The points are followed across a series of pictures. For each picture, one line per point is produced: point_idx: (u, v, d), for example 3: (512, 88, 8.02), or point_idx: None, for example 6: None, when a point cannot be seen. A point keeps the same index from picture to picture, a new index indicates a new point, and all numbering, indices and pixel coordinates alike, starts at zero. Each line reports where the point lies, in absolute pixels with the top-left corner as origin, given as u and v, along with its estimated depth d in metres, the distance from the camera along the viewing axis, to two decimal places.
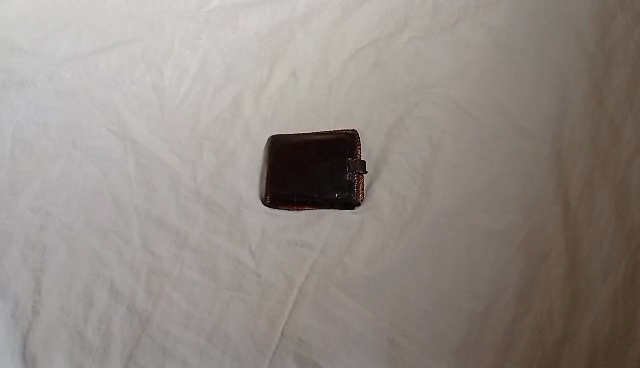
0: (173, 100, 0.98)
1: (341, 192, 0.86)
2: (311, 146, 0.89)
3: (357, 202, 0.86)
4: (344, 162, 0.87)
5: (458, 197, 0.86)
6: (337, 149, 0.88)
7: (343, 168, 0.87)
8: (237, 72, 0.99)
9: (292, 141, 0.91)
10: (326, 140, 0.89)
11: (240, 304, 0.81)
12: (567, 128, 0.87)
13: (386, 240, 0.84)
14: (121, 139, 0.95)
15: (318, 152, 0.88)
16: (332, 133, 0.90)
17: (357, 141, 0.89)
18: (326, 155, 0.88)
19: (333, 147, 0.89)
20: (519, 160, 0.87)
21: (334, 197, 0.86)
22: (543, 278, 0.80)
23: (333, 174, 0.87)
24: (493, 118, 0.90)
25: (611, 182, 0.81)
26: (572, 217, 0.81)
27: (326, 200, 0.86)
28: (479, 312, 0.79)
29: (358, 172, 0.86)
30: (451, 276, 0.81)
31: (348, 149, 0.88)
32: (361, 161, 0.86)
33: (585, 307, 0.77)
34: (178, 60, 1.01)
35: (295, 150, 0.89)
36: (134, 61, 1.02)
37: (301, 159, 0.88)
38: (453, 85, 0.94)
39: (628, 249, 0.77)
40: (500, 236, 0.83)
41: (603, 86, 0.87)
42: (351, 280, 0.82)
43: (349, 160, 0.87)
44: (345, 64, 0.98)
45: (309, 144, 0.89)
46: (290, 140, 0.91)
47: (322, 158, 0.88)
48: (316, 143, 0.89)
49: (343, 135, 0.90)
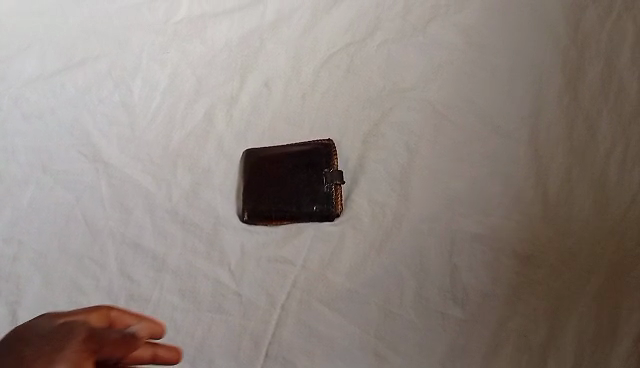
0: (144, 117, 0.96)
1: (319, 204, 0.86)
2: (287, 158, 0.89)
3: (336, 213, 0.86)
4: (320, 173, 0.88)
5: (438, 202, 0.85)
6: (313, 159, 0.89)
7: (320, 180, 0.87)
8: (208, 85, 0.97)
9: (268, 154, 0.90)
10: (301, 151, 0.89)
11: (222, 326, 0.81)
12: (544, 126, 0.87)
13: (367, 251, 0.83)
14: (92, 161, 0.93)
15: (294, 164, 0.89)
16: (308, 143, 0.90)
17: (334, 150, 0.89)
18: (302, 167, 0.88)
19: (309, 158, 0.89)
20: (498, 161, 0.86)
21: (312, 210, 0.86)
22: (525, 280, 0.79)
23: (310, 185, 0.87)
24: (469, 119, 0.89)
25: (589, 180, 0.82)
26: (552, 217, 0.81)
27: (304, 213, 0.86)
28: (465, 318, 0.78)
29: (336, 182, 0.87)
30: (434, 283, 0.80)
31: (325, 159, 0.89)
32: (338, 171, 0.87)
33: (570, 308, 0.77)
34: (147, 75, 0.99)
35: (271, 163, 0.89)
36: (102, 78, 0.99)
37: (278, 172, 0.89)
38: (428, 87, 0.93)
39: (608, 247, 0.78)
40: (482, 239, 0.82)
41: (577, 84, 0.88)
42: (333, 294, 0.81)
43: (326, 170, 0.88)
44: (318, 70, 0.97)
45: (285, 156, 0.89)
46: (266, 153, 0.91)
47: (299, 169, 0.88)
48: (292, 155, 0.89)
49: (318, 144, 0.90)
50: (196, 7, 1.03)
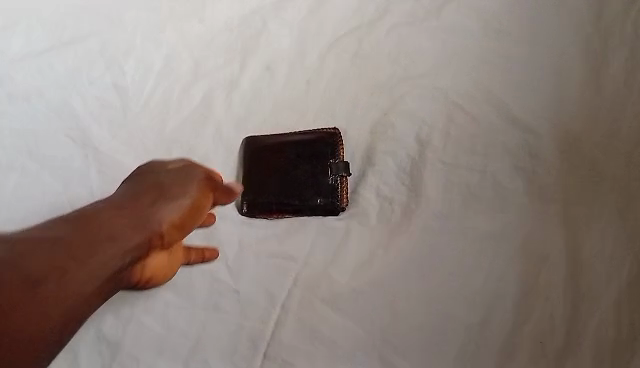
0: (137, 100, 0.90)
1: (324, 197, 0.82)
2: (290, 147, 0.84)
3: (341, 207, 0.82)
4: (325, 164, 0.83)
5: (449, 198, 0.80)
6: (317, 149, 0.84)
7: (326, 171, 0.83)
8: (206, 68, 0.91)
9: (269, 141, 0.85)
10: (305, 140, 0.84)
11: (218, 325, 0.76)
12: (563, 119, 0.82)
13: (374, 248, 0.79)
14: (81, 146, 0.87)
15: (297, 154, 0.84)
16: (312, 131, 0.85)
17: (340, 140, 0.84)
18: (306, 157, 0.84)
19: (313, 147, 0.84)
20: (514, 155, 0.81)
21: (316, 203, 0.82)
22: (543, 282, 0.74)
23: (313, 178, 0.83)
24: (484, 109, 0.84)
25: (612, 177, 0.77)
26: (572, 215, 0.76)
27: (308, 207, 0.82)
28: (478, 322, 0.74)
29: (342, 174, 0.82)
30: (445, 284, 0.76)
31: (330, 150, 0.84)
32: (345, 162, 0.82)
33: (589, 313, 0.72)
34: (142, 56, 0.92)
35: (273, 152, 0.84)
36: (93, 58, 0.93)
37: (280, 162, 0.84)
38: (441, 74, 0.87)
39: (630, 249, 0.73)
40: (496, 238, 0.77)
41: (599, 75, 0.83)
42: (337, 294, 0.76)
43: (331, 162, 0.83)
44: (323, 55, 0.91)
45: (287, 145, 0.84)
46: (266, 140, 0.85)
47: (303, 160, 0.84)
48: (295, 144, 0.84)
49: (323, 133, 0.84)
50: None
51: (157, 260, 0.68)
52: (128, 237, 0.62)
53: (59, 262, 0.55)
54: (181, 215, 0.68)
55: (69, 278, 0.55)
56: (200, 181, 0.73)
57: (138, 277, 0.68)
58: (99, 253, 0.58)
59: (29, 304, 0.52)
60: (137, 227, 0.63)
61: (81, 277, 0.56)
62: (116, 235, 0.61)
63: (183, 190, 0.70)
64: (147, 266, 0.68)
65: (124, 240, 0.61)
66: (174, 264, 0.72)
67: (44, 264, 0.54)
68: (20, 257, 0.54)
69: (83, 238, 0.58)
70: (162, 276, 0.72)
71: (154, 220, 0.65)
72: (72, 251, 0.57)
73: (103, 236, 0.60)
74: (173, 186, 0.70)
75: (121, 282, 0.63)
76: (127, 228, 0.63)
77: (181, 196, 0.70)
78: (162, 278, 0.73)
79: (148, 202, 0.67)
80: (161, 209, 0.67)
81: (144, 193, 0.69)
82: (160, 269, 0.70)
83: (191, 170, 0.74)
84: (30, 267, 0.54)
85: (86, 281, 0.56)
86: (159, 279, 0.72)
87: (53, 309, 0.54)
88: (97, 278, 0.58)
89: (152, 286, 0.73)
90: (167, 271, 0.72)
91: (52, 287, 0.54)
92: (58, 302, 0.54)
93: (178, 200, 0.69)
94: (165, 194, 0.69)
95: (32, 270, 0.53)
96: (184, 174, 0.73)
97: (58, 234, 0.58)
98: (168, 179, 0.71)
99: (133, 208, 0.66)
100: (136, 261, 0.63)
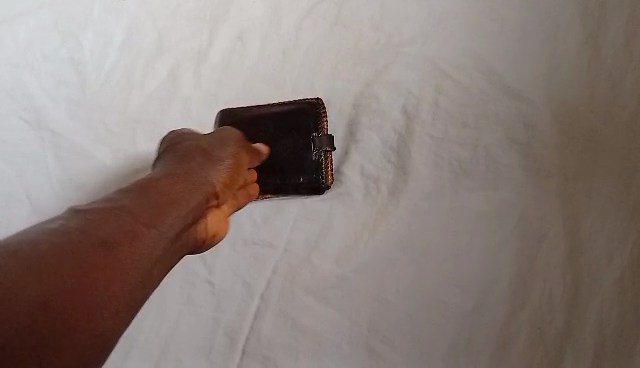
0: (97, 76, 0.82)
1: (309, 174, 0.74)
2: (269, 121, 0.76)
3: (326, 185, 0.75)
4: (309, 138, 0.75)
5: (439, 176, 0.74)
6: (299, 121, 0.76)
7: (309, 146, 0.75)
8: (172, 39, 0.83)
9: (247, 114, 0.77)
10: (286, 112, 0.76)
11: (192, 320, 0.72)
12: (560, 88, 0.75)
13: (359, 232, 0.73)
14: (36, 129, 0.80)
15: (278, 128, 0.76)
16: (293, 102, 0.77)
17: (324, 111, 0.76)
18: (288, 130, 0.76)
19: (295, 119, 0.76)
20: (508, 128, 0.75)
21: (300, 181, 0.74)
22: (540, 263, 0.69)
23: (296, 153, 0.75)
24: (476, 78, 0.77)
25: (613, 148, 0.72)
26: (571, 191, 0.71)
27: (290, 185, 0.74)
28: (470, 308, 0.69)
29: (327, 149, 0.75)
30: (434, 268, 0.71)
31: (313, 121, 0.76)
32: (329, 136, 0.75)
33: (590, 294, 0.67)
34: (100, 28, 0.84)
35: (251, 126, 0.76)
36: (46, 31, 0.84)
37: (260, 137, 0.76)
38: (429, 40, 0.79)
39: (633, 223, 0.68)
40: (488, 217, 0.72)
41: (599, 37, 0.75)
42: (319, 282, 0.71)
43: (315, 135, 0.75)
44: (300, 21, 0.82)
45: (267, 118, 0.76)
46: (244, 113, 0.77)
47: (284, 134, 0.76)
48: (275, 116, 0.76)
49: (305, 103, 0.76)
50: None
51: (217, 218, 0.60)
52: (184, 199, 0.53)
53: (127, 222, 0.46)
54: (228, 176, 0.62)
55: (142, 237, 0.46)
56: (235, 143, 0.66)
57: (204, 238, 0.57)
58: (164, 214, 0.50)
59: (121, 268, 0.43)
60: (192, 188, 0.56)
61: (156, 238, 0.48)
62: (176, 197, 0.53)
63: (222, 152, 0.63)
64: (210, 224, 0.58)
65: (181, 202, 0.53)
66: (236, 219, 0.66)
67: (135, 225, 0.47)
68: (97, 221, 0.45)
69: (147, 200, 0.50)
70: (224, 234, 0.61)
71: (206, 182, 0.58)
72: (137, 214, 0.48)
73: (162, 199, 0.51)
74: (214, 149, 0.63)
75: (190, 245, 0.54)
76: (180, 190, 0.54)
77: (224, 157, 0.63)
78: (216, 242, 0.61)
79: (196, 164, 0.59)
80: (208, 171, 0.59)
81: (189, 156, 0.60)
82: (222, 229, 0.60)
83: (226, 133, 0.67)
84: (108, 231, 0.44)
85: (158, 241, 0.48)
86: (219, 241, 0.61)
87: (133, 269, 0.44)
88: (166, 236, 0.49)
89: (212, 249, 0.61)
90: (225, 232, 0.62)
91: (137, 246, 0.45)
92: (133, 258, 0.45)
93: (223, 161, 0.62)
94: (209, 157, 0.61)
95: (112, 236, 0.44)
96: (219, 137, 0.66)
97: (112, 202, 0.48)
98: (206, 142, 0.64)
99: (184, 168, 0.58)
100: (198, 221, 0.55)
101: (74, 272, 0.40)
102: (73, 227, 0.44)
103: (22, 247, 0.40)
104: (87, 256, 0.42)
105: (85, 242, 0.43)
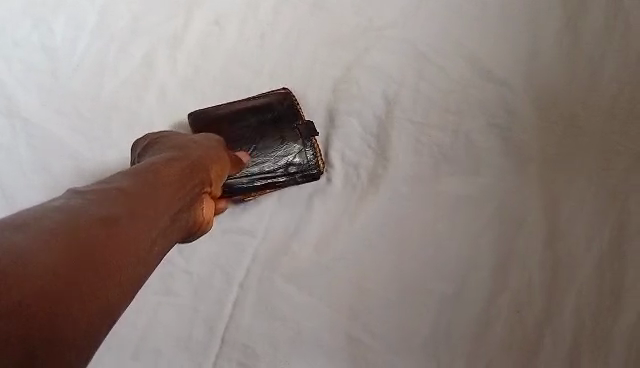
0: (70, 63, 0.79)
1: (299, 163, 0.74)
2: (246, 117, 0.75)
3: (320, 171, 0.74)
4: (290, 129, 0.75)
5: (419, 162, 0.74)
6: (276, 113, 0.75)
7: (293, 137, 0.75)
8: (147, 23, 0.80)
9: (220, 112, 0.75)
10: (260, 106, 0.75)
11: (171, 310, 0.71)
12: (540, 72, 0.74)
13: (339, 219, 0.73)
14: (7, 117, 0.77)
15: (258, 123, 0.75)
16: (263, 96, 0.76)
17: (295, 99, 0.76)
18: (269, 122, 0.75)
19: (272, 111, 0.75)
20: (489, 112, 0.74)
21: (291, 171, 0.74)
22: (519, 248, 0.69)
23: (279, 147, 0.74)
24: (456, 62, 0.76)
25: (591, 133, 0.72)
26: (550, 176, 0.72)
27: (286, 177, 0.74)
28: (451, 294, 0.69)
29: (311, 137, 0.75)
30: (414, 254, 0.71)
31: (290, 112, 0.75)
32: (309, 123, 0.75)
33: (568, 278, 0.67)
34: (72, 12, 0.81)
35: (230, 124, 0.75)
36: (16, 15, 0.81)
37: (239, 134, 0.74)
38: (409, 24, 0.78)
39: (611, 207, 0.69)
40: (468, 203, 0.72)
41: (580, 20, 0.74)
42: (299, 270, 0.71)
43: (296, 125, 0.75)
44: (278, 4, 0.80)
45: (244, 114, 0.75)
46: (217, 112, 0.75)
47: (264, 129, 0.75)
48: (250, 112, 0.75)
49: (276, 96, 0.76)
50: None
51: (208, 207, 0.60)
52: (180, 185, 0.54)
53: (129, 201, 0.46)
54: (214, 170, 0.63)
55: (144, 215, 0.46)
56: (217, 142, 0.68)
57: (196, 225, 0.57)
58: (163, 196, 0.50)
59: (126, 242, 0.43)
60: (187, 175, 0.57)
61: (157, 217, 0.48)
62: (172, 182, 0.53)
63: (208, 148, 0.65)
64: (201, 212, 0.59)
65: (176, 186, 0.53)
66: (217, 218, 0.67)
67: (137, 204, 0.46)
68: (100, 199, 0.44)
69: (146, 182, 0.50)
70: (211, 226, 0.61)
71: (197, 172, 0.59)
72: (137, 194, 0.48)
73: (160, 182, 0.52)
74: (199, 146, 0.64)
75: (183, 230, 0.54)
76: (175, 175, 0.55)
77: (210, 153, 0.64)
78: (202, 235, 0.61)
79: (186, 155, 0.60)
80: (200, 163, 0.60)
81: (180, 149, 0.61)
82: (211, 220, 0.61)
83: (205, 135, 0.68)
84: (113, 208, 0.44)
85: (159, 220, 0.48)
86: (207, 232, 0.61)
87: (137, 244, 0.44)
88: (165, 217, 0.49)
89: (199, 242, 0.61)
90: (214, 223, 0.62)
91: (141, 222, 0.45)
92: (138, 232, 0.45)
93: (210, 156, 0.63)
94: (197, 151, 0.62)
95: (117, 213, 0.44)
96: (199, 137, 0.67)
97: (111, 183, 0.47)
98: (189, 141, 0.65)
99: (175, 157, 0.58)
100: (192, 207, 0.56)
101: (82, 243, 0.39)
102: (78, 203, 0.43)
103: (28, 221, 0.39)
104: (94, 227, 0.41)
105: (92, 215, 0.42)
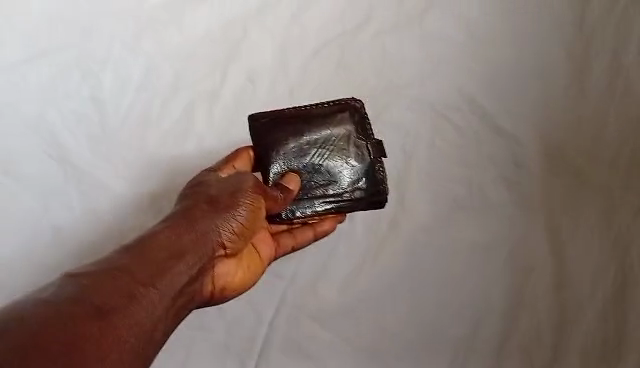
0: (116, 114, 0.87)
1: (365, 183, 0.76)
2: (310, 125, 0.76)
3: (379, 197, 0.76)
4: (355, 143, 0.76)
5: (436, 210, 0.80)
6: (342, 125, 0.77)
7: (362, 159, 0.76)
8: (187, 79, 0.89)
9: (283, 117, 0.77)
10: (324, 115, 0.77)
11: (205, 345, 0.77)
12: (548, 130, 0.81)
13: (362, 263, 0.79)
14: (60, 163, 0.86)
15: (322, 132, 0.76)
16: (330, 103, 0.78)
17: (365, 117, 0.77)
18: (334, 139, 0.76)
19: (339, 127, 0.76)
20: (500, 166, 0.81)
21: (358, 196, 0.76)
22: (529, 294, 0.75)
23: (344, 162, 0.76)
24: (469, 118, 0.83)
25: (595, 185, 0.78)
26: (557, 224, 0.77)
27: (354, 202, 0.76)
28: (464, 335, 0.75)
29: (377, 157, 0.77)
30: (430, 297, 0.77)
31: (356, 124, 0.77)
32: (376, 146, 0.76)
33: (575, 322, 0.74)
34: (120, 68, 0.90)
35: (292, 132, 0.76)
36: (69, 70, 0.90)
37: (303, 144, 0.76)
38: (426, 83, 0.85)
39: (615, 255, 0.75)
40: (480, 250, 0.78)
41: (583, 84, 0.82)
42: (324, 310, 0.77)
43: (363, 141, 0.76)
44: (306, 63, 0.88)
45: (308, 123, 0.76)
46: (280, 117, 0.77)
47: (329, 140, 0.76)
48: (315, 120, 0.76)
49: (345, 113, 0.77)
50: None
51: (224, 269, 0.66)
52: (185, 256, 0.59)
53: (127, 286, 0.52)
54: (237, 228, 0.66)
55: (141, 299, 0.52)
56: (251, 189, 0.68)
57: (208, 290, 0.64)
58: (163, 274, 0.56)
59: (112, 336, 0.47)
60: (196, 242, 0.61)
61: (156, 299, 0.54)
62: (177, 255, 0.59)
63: (237, 200, 0.67)
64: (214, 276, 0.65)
65: (180, 260, 0.59)
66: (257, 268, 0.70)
67: (134, 288, 0.52)
68: (100, 285, 0.50)
69: (146, 263, 0.55)
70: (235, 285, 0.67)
71: (209, 237, 0.63)
72: (136, 277, 0.54)
73: (162, 260, 0.57)
74: (225, 198, 0.67)
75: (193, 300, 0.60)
76: (182, 247, 0.60)
77: (238, 208, 0.66)
78: (228, 292, 0.67)
79: (201, 217, 0.64)
80: (214, 222, 0.64)
81: (196, 205, 0.65)
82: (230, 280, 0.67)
83: (241, 179, 0.70)
84: (109, 299, 0.50)
85: (158, 301, 0.54)
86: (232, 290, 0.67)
87: (135, 329, 0.50)
88: (166, 296, 0.55)
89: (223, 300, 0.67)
90: (238, 283, 0.68)
91: (136, 309, 0.51)
92: (128, 318, 0.50)
93: (235, 212, 0.66)
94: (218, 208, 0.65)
95: (114, 301, 0.50)
96: (233, 183, 0.69)
97: (114, 263, 0.54)
98: (216, 191, 0.68)
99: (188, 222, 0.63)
100: (199, 277, 0.61)
101: (67, 335, 0.45)
102: (74, 293, 0.49)
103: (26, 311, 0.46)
104: (86, 320, 0.47)
105: (87, 306, 0.48)
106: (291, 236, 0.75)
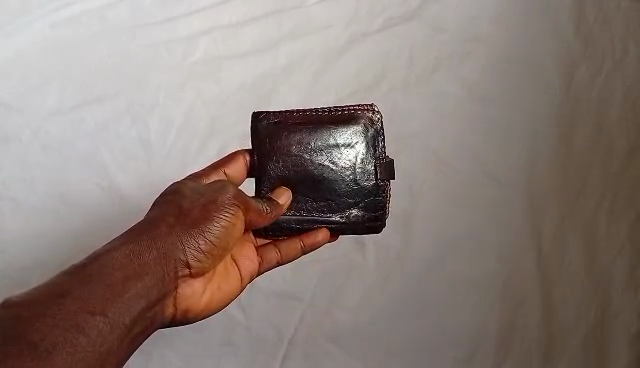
0: (160, 153, 1.01)
1: (360, 205, 0.80)
2: (319, 133, 0.79)
3: (374, 222, 0.80)
4: (360, 160, 0.79)
5: (438, 246, 0.91)
6: (352, 138, 0.79)
7: (366, 180, 0.80)
8: (223, 124, 1.02)
9: (294, 121, 0.80)
10: (336, 124, 0.80)
11: (232, 358, 0.88)
12: (538, 178, 0.92)
13: (372, 290, 0.89)
14: (108, 192, 0.98)
15: (330, 143, 0.79)
16: (345, 111, 0.81)
17: (380, 133, 0.80)
18: (342, 152, 0.79)
19: (349, 140, 0.79)
20: (496, 208, 0.92)
21: (353, 217, 0.80)
22: (520, 324, 0.86)
23: (346, 178, 0.79)
24: (469, 166, 0.95)
25: (580, 228, 0.89)
26: (546, 263, 0.88)
27: (347, 225, 0.80)
28: (463, 357, 0.86)
29: (382, 178, 0.80)
30: (432, 323, 0.87)
31: (367, 140, 0.80)
32: (385, 167, 0.80)
33: (560, 349, 0.85)
34: (165, 113, 1.03)
35: (299, 138, 0.79)
36: (120, 113, 1.03)
37: (308, 153, 0.79)
38: (431, 134, 0.97)
39: (596, 291, 0.86)
40: (477, 283, 0.88)
41: (570, 138, 0.94)
42: (338, 331, 0.88)
43: (369, 158, 0.80)
44: None
45: (318, 132, 0.79)
46: (290, 120, 0.80)
47: (334, 152, 0.79)
48: (325, 129, 0.79)
49: (359, 127, 0.80)
50: (213, 48, 1.06)
51: (191, 288, 0.67)
52: (147, 274, 0.60)
53: (72, 316, 0.53)
54: (207, 245, 0.65)
55: (89, 330, 0.53)
56: (230, 202, 0.67)
57: (173, 311, 0.65)
58: (121, 296, 0.57)
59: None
60: (161, 261, 0.62)
61: (106, 328, 0.54)
62: (139, 274, 0.59)
63: (209, 215, 0.66)
64: (181, 296, 0.66)
65: (137, 282, 0.59)
66: (235, 285, 0.73)
67: (81, 317, 0.53)
68: (41, 317, 0.51)
69: (100, 287, 0.56)
70: (203, 306, 0.68)
71: (175, 256, 0.63)
72: (86, 305, 0.54)
73: (118, 282, 0.57)
74: (196, 212, 0.66)
75: (154, 323, 0.61)
76: (143, 267, 0.60)
77: (209, 224, 0.65)
78: (198, 312, 0.68)
79: (166, 231, 0.64)
80: (183, 241, 0.64)
81: (162, 219, 0.65)
82: (198, 300, 0.68)
83: (218, 193, 0.68)
84: (48, 335, 0.50)
85: (109, 330, 0.55)
86: (199, 311, 0.68)
87: (80, 364, 0.51)
88: (119, 324, 0.56)
89: (191, 319, 0.68)
90: (207, 302, 0.69)
91: (81, 342, 0.52)
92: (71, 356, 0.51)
93: (205, 229, 0.65)
94: (187, 223, 0.65)
95: (54, 336, 0.50)
96: (208, 196, 0.67)
97: (63, 289, 0.54)
98: (188, 203, 0.67)
99: (151, 238, 0.62)
100: (161, 299, 0.62)
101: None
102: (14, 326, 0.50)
103: None
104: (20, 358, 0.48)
105: (21, 345, 0.49)
106: (276, 252, 0.77)
